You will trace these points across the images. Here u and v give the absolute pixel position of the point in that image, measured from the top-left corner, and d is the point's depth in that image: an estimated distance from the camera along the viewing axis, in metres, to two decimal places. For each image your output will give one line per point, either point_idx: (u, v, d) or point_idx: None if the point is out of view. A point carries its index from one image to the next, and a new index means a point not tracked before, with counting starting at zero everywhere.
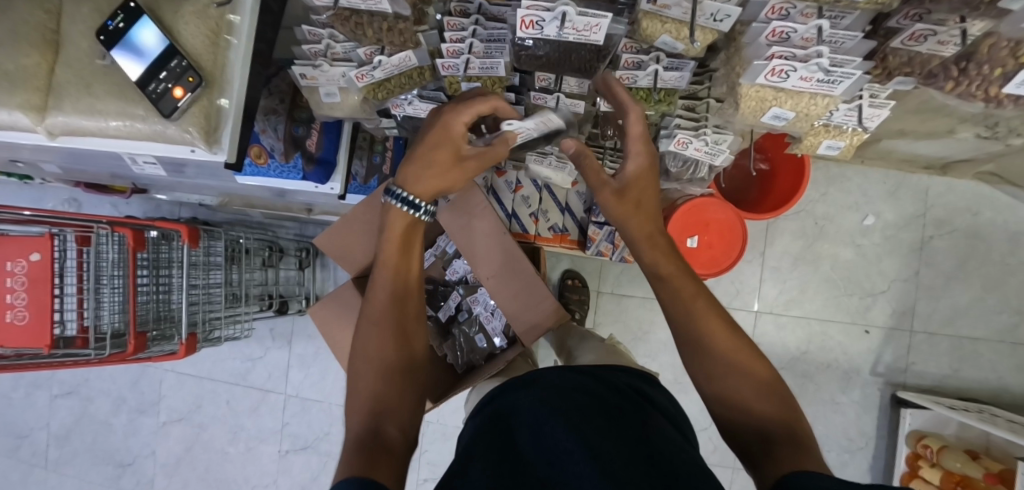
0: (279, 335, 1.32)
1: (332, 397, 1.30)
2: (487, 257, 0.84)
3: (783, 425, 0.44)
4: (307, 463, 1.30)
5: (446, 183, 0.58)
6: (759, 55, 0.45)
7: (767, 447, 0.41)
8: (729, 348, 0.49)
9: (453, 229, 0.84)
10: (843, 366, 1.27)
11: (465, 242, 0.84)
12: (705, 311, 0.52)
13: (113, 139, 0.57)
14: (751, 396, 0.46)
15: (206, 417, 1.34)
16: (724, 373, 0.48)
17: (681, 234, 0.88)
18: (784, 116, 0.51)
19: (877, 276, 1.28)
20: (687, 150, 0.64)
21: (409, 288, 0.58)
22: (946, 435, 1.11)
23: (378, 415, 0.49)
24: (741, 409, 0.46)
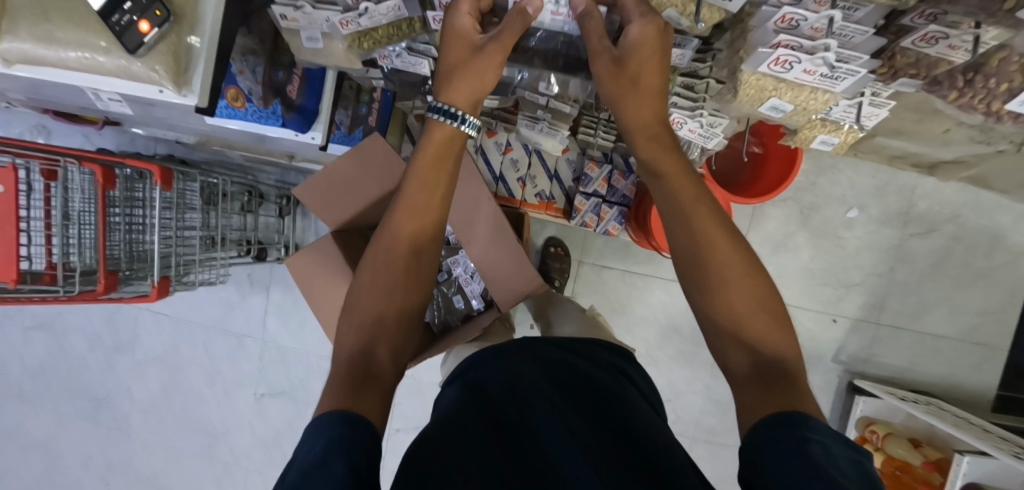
0: (258, 282, 1.31)
1: (310, 347, 1.32)
2: (474, 222, 0.83)
3: (781, 365, 0.43)
4: (283, 408, 1.34)
5: (477, 88, 0.51)
6: (764, 40, 0.43)
7: (758, 385, 0.42)
8: (728, 263, 0.46)
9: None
10: (808, 352, 1.32)
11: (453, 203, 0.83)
12: (706, 221, 0.47)
13: (73, 71, 0.53)
14: (752, 332, 0.45)
15: (184, 359, 1.35)
16: (728, 296, 0.46)
17: None
18: (782, 107, 0.50)
19: (853, 268, 1.31)
20: (681, 130, 0.62)
21: (430, 214, 0.52)
22: (894, 423, 1.18)
23: (372, 339, 0.48)
24: (744, 340, 0.45)
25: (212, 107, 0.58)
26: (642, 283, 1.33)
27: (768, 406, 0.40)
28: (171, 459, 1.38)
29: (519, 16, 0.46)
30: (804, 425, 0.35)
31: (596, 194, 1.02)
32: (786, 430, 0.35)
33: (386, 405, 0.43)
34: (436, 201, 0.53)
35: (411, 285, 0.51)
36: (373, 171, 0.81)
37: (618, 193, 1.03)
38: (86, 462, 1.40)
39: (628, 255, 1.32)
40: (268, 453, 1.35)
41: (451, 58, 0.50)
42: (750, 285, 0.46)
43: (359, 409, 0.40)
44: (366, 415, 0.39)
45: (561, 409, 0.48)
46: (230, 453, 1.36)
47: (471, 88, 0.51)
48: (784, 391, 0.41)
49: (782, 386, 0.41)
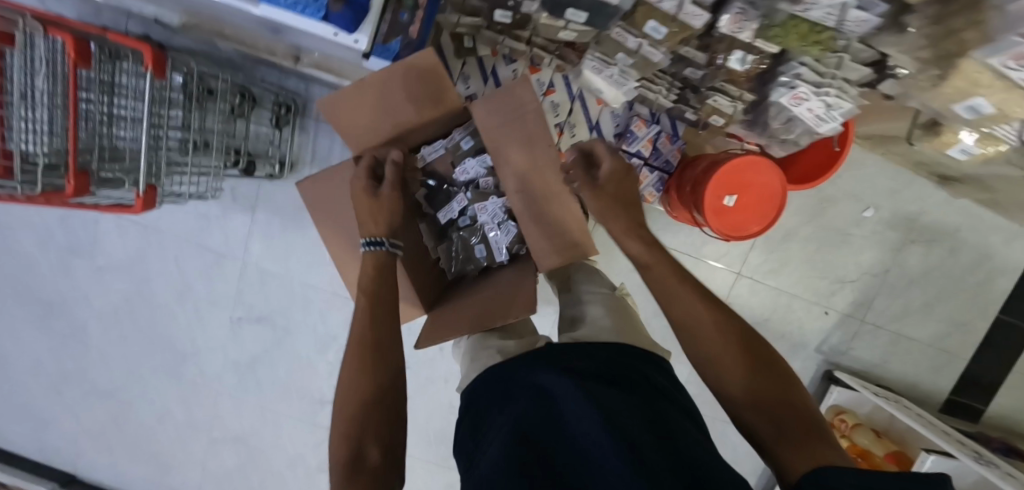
0: (241, 197, 1.17)
1: (296, 274, 1.22)
2: (522, 167, 0.73)
3: (802, 419, 0.47)
4: (262, 335, 1.25)
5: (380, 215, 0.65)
6: (1005, 28, 0.34)
7: (786, 443, 0.45)
8: (724, 350, 0.53)
9: (488, 123, 0.72)
10: (793, 339, 1.35)
11: (501, 141, 0.72)
12: (703, 316, 0.55)
13: None
14: (763, 400, 0.49)
15: (152, 272, 1.22)
16: (726, 372, 0.52)
17: (717, 189, 0.78)
18: (981, 109, 0.45)
19: (852, 265, 1.32)
20: (798, 107, 0.56)
21: (385, 307, 0.59)
22: (859, 413, 1.27)
23: (361, 436, 0.50)
24: (757, 407, 0.49)
25: None
26: (651, 252, 1.29)
27: (801, 460, 0.43)
28: (133, 374, 1.29)
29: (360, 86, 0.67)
30: (824, 477, 0.38)
31: (639, 155, 0.94)
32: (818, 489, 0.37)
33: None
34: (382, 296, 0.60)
35: (381, 372, 0.54)
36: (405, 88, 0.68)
37: (661, 157, 0.94)
38: (35, 369, 1.29)
39: (644, 221, 1.27)
40: (242, 378, 1.28)
41: (359, 208, 0.65)
42: (744, 358, 0.52)
43: None
44: None
45: (604, 406, 0.44)
46: (201, 374, 1.28)
47: (373, 217, 0.64)
48: (812, 442, 0.44)
49: (811, 441, 0.44)
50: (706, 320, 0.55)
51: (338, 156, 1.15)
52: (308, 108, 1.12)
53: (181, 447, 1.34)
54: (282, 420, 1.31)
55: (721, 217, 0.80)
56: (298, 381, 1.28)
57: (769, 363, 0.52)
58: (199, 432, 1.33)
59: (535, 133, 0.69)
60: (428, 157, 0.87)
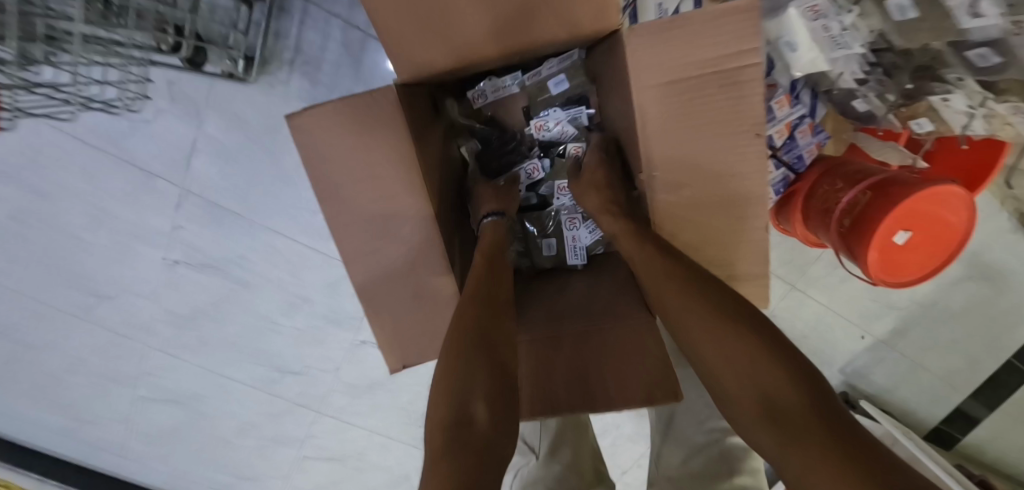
0: (185, 99, 0.81)
1: (262, 216, 0.91)
2: (690, 155, 0.49)
3: (819, 408, 0.39)
4: (208, 285, 0.96)
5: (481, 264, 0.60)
6: None
7: (803, 442, 0.38)
8: (726, 357, 0.45)
9: (664, 74, 0.46)
10: (821, 357, 1.24)
11: (677, 107, 0.47)
12: (700, 308, 0.47)
13: None
14: (767, 387, 0.42)
15: (46, 184, 0.85)
16: (724, 361, 0.45)
17: (893, 222, 0.57)
18: None
19: (904, 291, 1.20)
20: None
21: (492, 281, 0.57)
22: None
23: (468, 392, 0.46)
24: (768, 399, 0.42)
25: None
26: None
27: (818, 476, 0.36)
28: (22, 313, 0.96)
29: None
30: None
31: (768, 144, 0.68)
32: None
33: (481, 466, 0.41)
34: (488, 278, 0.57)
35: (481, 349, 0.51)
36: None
37: (795, 151, 0.70)
38: None
39: None
40: (181, 334, 1.01)
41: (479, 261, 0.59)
42: (748, 349, 0.44)
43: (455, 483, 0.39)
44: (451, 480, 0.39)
45: None
46: (126, 322, 0.99)
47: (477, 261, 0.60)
48: (838, 444, 0.36)
49: (832, 452, 0.36)
50: (703, 311, 0.47)
51: (336, 63, 0.83)
52: None
53: (98, 401, 1.08)
54: (233, 386, 1.07)
55: (889, 257, 0.59)
56: (255, 344, 1.03)
57: (787, 357, 0.43)
58: (122, 388, 1.06)
59: (739, 112, 0.46)
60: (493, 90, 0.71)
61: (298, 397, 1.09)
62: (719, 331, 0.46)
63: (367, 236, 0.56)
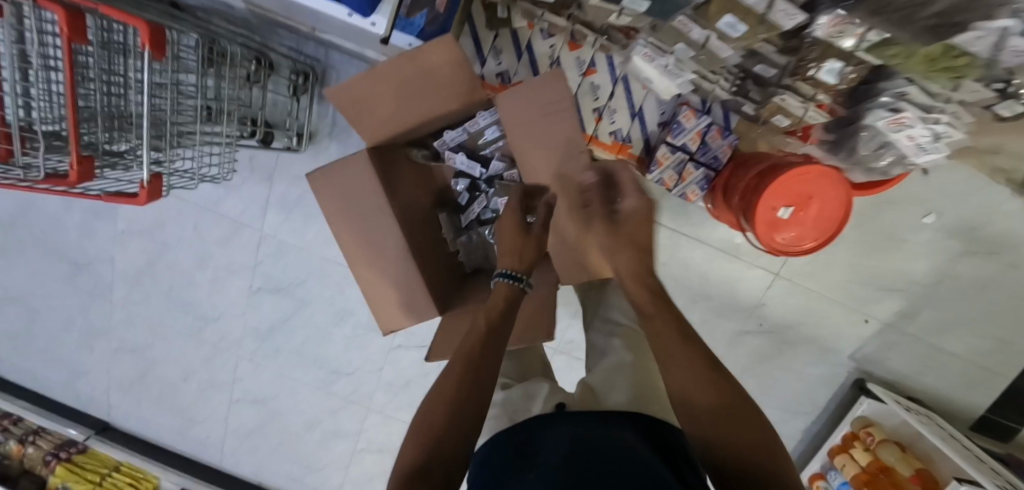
0: (258, 169, 1.13)
1: (313, 248, 1.19)
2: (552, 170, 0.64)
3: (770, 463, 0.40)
4: (278, 305, 1.26)
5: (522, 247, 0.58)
6: None
7: None
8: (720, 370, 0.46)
9: (512, 117, 0.62)
10: (826, 344, 1.26)
11: (524, 140, 0.64)
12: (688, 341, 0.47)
13: None
14: (737, 420, 0.42)
15: (173, 236, 1.21)
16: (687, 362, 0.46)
17: (771, 199, 0.70)
18: None
19: (902, 273, 1.20)
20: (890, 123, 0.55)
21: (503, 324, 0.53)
22: (886, 426, 1.20)
23: (434, 446, 0.43)
24: (727, 418, 0.42)
25: None
26: (687, 248, 1.15)
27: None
28: (155, 331, 1.32)
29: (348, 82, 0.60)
30: None
31: (685, 149, 0.83)
32: None
33: None
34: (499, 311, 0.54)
35: (477, 392, 0.47)
36: (408, 81, 0.61)
37: (710, 153, 0.83)
38: (66, 322, 1.34)
39: (681, 214, 1.12)
40: (262, 345, 1.31)
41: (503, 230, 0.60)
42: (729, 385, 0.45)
43: None
44: None
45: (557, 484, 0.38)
46: (222, 338, 1.31)
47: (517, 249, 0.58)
48: None
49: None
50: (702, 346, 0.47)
51: None
52: (326, 77, 1.04)
53: (204, 403, 1.39)
54: (300, 387, 1.34)
55: (777, 231, 0.72)
56: (314, 349, 1.30)
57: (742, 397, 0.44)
58: (220, 392, 1.37)
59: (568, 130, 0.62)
60: (450, 141, 0.77)
61: (349, 395, 1.34)
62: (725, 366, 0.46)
63: (363, 257, 0.72)
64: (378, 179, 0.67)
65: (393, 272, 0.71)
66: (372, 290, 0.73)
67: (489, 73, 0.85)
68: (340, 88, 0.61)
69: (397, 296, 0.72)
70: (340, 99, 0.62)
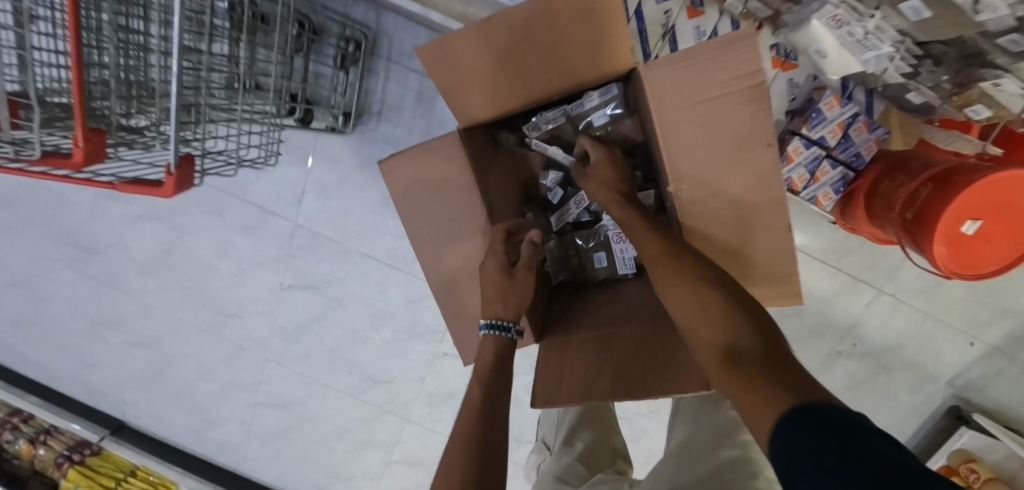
0: (294, 150, 0.99)
1: (352, 242, 1.06)
2: (714, 172, 0.48)
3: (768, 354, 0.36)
4: (311, 303, 1.13)
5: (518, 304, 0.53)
6: None
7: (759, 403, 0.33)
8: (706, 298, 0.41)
9: (666, 91, 0.47)
10: (925, 371, 1.11)
11: (681, 125, 0.48)
12: (671, 280, 0.44)
13: None
14: (734, 329, 0.38)
15: (195, 223, 1.09)
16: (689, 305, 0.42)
17: (957, 213, 0.56)
18: None
19: (1021, 293, 1.05)
20: None
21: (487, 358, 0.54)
22: (985, 460, 1.08)
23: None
24: (728, 351, 0.38)
25: None
26: None
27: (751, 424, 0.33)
28: (174, 326, 1.21)
29: (442, 38, 0.50)
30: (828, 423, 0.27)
31: (822, 143, 0.69)
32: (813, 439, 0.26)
33: None
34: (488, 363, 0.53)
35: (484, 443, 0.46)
36: (521, 36, 0.48)
37: (851, 149, 0.69)
38: (78, 313, 1.23)
39: None
40: (292, 346, 1.19)
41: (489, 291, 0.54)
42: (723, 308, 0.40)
43: None
44: None
45: None
46: (247, 337, 1.19)
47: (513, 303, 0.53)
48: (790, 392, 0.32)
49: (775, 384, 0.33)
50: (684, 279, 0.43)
51: (411, 108, 0.94)
52: (377, 47, 0.90)
53: (225, 405, 1.29)
54: (331, 392, 1.23)
55: (960, 250, 0.58)
56: (347, 353, 1.18)
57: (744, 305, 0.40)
58: (244, 394, 1.26)
59: (755, 119, 0.44)
60: (542, 124, 0.63)
61: (385, 404, 1.22)
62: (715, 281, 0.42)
63: (441, 258, 0.60)
64: (468, 166, 0.54)
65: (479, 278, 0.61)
66: (448, 301, 0.62)
67: None
68: (435, 44, 0.50)
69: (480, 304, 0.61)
70: (433, 60, 0.52)
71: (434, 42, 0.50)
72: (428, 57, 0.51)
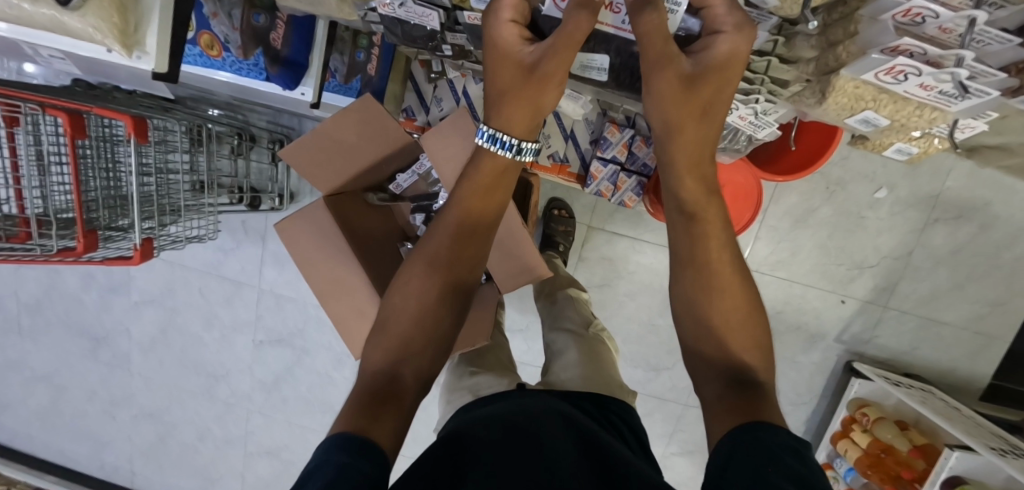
0: (252, 230, 1.25)
1: (307, 297, 1.29)
2: None
3: (751, 375, 0.42)
4: (282, 354, 1.35)
5: (537, 107, 0.51)
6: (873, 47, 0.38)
7: (722, 407, 0.40)
8: (739, 289, 0.44)
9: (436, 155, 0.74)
10: (811, 329, 1.27)
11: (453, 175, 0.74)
12: (713, 229, 0.45)
13: (33, 30, 0.51)
14: (742, 337, 0.43)
15: (182, 303, 1.33)
16: (724, 291, 0.44)
17: None
18: (875, 121, 0.48)
19: (869, 249, 1.23)
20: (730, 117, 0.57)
21: (479, 216, 0.53)
22: (885, 405, 1.18)
23: (400, 358, 0.47)
24: (737, 350, 0.43)
25: (171, 73, 0.55)
26: (651, 252, 1.21)
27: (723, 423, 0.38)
28: (173, 394, 1.42)
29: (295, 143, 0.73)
30: (767, 427, 0.34)
31: (615, 160, 0.92)
32: (750, 435, 0.34)
33: (401, 428, 0.42)
34: (480, 205, 0.53)
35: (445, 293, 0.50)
36: (347, 128, 0.73)
37: (638, 161, 0.93)
38: (94, 395, 1.45)
39: (641, 222, 1.19)
40: (270, 396, 1.38)
41: (502, 78, 0.49)
42: (747, 322, 0.44)
43: (370, 437, 0.39)
44: (374, 440, 0.38)
45: (512, 431, 0.48)
46: (233, 393, 1.39)
47: (530, 106, 0.50)
48: (750, 407, 0.38)
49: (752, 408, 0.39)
50: (721, 257, 0.45)
51: None
52: None
53: (220, 460, 1.46)
54: (309, 434, 1.40)
55: None
56: (317, 394, 1.37)
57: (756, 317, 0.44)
58: (235, 447, 1.44)
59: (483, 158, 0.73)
60: (403, 184, 0.89)
61: None
62: (744, 278, 0.45)
63: (330, 292, 0.80)
64: (331, 218, 0.77)
65: (355, 304, 0.79)
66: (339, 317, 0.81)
67: (434, 119, 0.97)
68: (294, 148, 0.73)
69: (361, 324, 0.80)
70: (297, 158, 0.74)
71: (291, 148, 0.73)
72: (292, 157, 0.73)
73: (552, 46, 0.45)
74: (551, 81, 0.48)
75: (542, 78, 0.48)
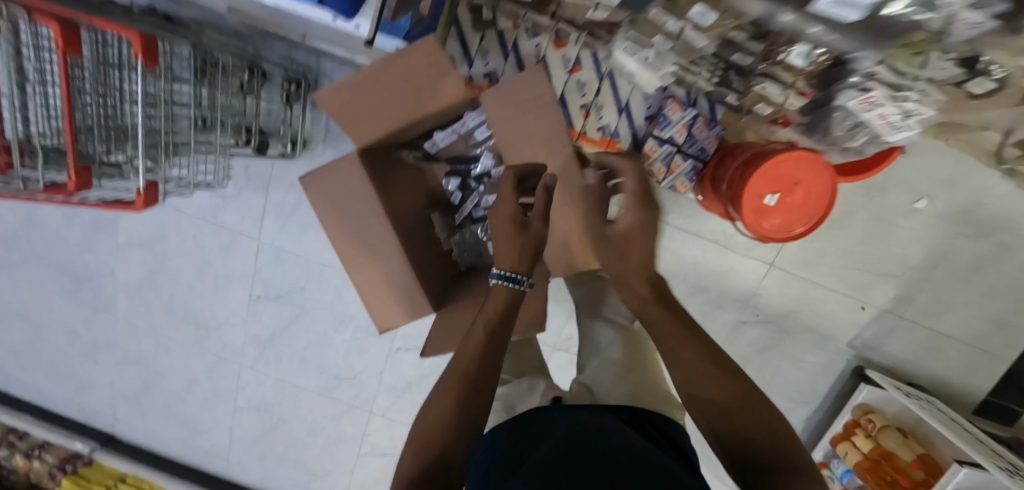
0: (254, 177, 1.14)
1: (311, 253, 1.21)
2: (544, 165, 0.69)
3: (776, 441, 0.42)
4: (279, 311, 1.27)
5: (519, 255, 0.57)
6: None
7: (768, 476, 0.40)
8: (735, 383, 0.46)
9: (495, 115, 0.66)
10: (824, 333, 1.27)
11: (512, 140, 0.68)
12: (685, 345, 0.50)
13: None
14: (758, 409, 0.44)
15: (172, 248, 1.23)
16: (716, 382, 0.47)
17: (757, 187, 0.71)
18: None
19: (897, 258, 1.21)
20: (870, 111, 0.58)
21: (492, 316, 0.54)
22: (887, 412, 1.21)
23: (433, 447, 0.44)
24: (746, 421, 0.44)
25: None
26: (681, 240, 1.16)
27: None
28: (158, 342, 1.34)
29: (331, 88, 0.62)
30: None
31: (671, 141, 0.85)
32: None
33: None
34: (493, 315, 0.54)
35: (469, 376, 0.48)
36: (394, 78, 0.61)
37: (696, 145, 0.85)
38: (72, 337, 1.36)
39: (675, 208, 1.14)
40: (264, 352, 1.32)
41: (500, 233, 0.58)
42: (749, 398, 0.45)
43: None
44: None
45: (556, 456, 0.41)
46: (224, 347, 1.32)
47: (515, 255, 0.57)
48: (787, 473, 0.39)
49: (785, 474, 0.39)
50: (704, 362, 0.48)
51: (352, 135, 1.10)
52: (320, 84, 1.06)
53: (207, 413, 1.40)
54: (303, 394, 1.35)
55: (764, 217, 0.73)
56: (315, 355, 1.31)
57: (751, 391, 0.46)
58: (224, 401, 1.38)
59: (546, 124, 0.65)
60: (440, 143, 0.79)
61: (352, 399, 1.34)
62: (729, 370, 0.48)
63: (359, 258, 0.73)
64: (368, 178, 0.68)
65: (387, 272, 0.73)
66: (365, 283, 0.74)
67: (476, 73, 0.86)
68: (330, 94, 0.62)
69: (393, 292, 0.74)
70: (333, 104, 0.64)
71: (326, 94, 0.62)
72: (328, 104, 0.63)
73: (541, 203, 0.58)
74: (534, 234, 0.58)
75: (531, 231, 0.58)
